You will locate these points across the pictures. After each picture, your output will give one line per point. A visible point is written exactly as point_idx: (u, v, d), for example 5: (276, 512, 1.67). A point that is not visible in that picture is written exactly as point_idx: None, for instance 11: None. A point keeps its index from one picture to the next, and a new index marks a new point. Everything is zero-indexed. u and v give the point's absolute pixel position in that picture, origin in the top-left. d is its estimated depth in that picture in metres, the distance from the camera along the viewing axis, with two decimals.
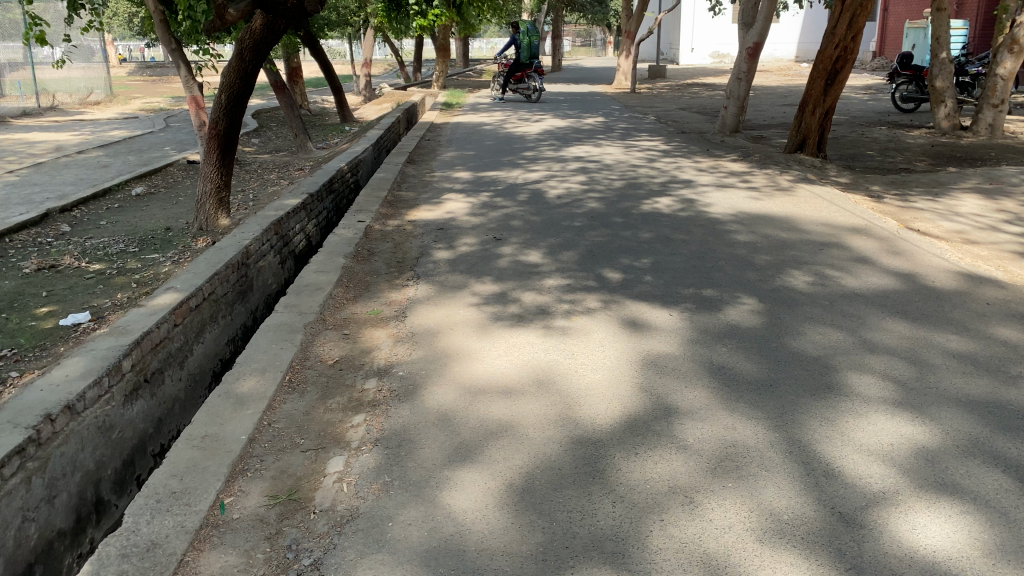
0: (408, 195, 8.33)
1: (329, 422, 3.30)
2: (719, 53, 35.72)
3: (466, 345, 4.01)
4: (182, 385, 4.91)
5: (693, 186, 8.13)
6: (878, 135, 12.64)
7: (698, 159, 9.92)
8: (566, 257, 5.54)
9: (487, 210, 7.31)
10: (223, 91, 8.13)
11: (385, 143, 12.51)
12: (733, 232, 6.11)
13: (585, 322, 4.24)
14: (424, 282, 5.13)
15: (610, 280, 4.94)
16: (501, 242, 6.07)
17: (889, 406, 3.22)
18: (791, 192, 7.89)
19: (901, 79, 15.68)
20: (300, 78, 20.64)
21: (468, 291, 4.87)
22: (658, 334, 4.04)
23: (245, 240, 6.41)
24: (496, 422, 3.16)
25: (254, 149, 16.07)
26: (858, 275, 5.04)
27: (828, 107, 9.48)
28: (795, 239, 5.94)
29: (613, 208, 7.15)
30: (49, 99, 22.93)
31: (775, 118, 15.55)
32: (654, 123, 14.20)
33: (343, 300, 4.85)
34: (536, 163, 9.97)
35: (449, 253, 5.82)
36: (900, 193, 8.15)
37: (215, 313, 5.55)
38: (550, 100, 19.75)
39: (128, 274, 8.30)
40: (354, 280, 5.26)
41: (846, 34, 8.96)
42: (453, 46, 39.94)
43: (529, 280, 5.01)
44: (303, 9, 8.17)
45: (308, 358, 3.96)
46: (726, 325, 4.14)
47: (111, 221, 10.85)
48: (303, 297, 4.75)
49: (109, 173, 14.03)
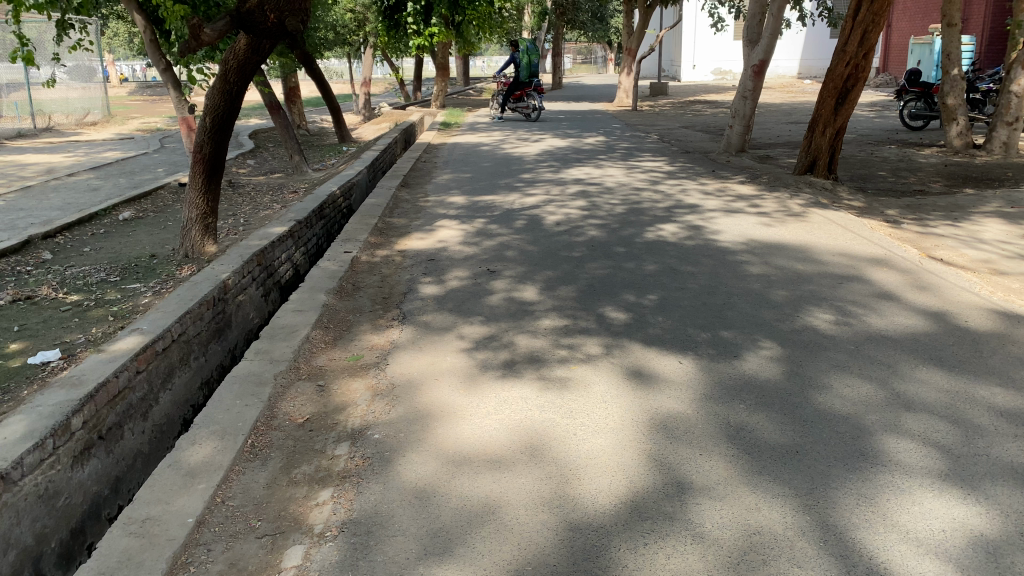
0: (399, 222, 7.94)
1: (291, 500, 2.88)
2: (721, 70, 35.47)
3: (451, 400, 3.60)
4: (146, 438, 4.50)
5: (699, 211, 7.73)
6: (888, 154, 12.25)
7: (703, 181, 9.53)
8: (564, 293, 5.13)
9: (481, 239, 6.92)
10: (207, 114, 7.72)
11: (380, 165, 12.15)
12: (743, 264, 5.71)
13: (586, 371, 3.83)
14: (409, 323, 4.73)
15: (614, 320, 4.53)
16: (495, 275, 5.66)
17: (935, 480, 2.81)
18: (803, 217, 7.48)
19: (910, 95, 15.31)
20: (298, 98, 20.35)
21: (456, 333, 4.46)
22: (665, 388, 3.64)
23: (222, 273, 6.01)
24: (482, 504, 2.76)
25: (248, 171, 15.71)
26: (884, 314, 4.63)
27: (838, 127, 9.08)
28: (810, 272, 5.53)
29: (615, 236, 6.75)
30: (44, 119, 22.56)
31: (781, 136, 15.18)
32: (657, 143, 13.84)
33: (320, 343, 4.46)
34: (534, 186, 9.59)
35: (439, 288, 5.42)
36: (918, 217, 7.74)
37: (186, 354, 5.14)
38: (551, 119, 19.44)
39: (106, 306, 7.90)
40: (335, 319, 4.85)
41: (858, 51, 8.58)
42: (454, 64, 39.81)
43: (524, 320, 4.61)
44: (284, 28, 7.75)
45: (276, 417, 3.55)
46: (742, 377, 3.74)
47: (95, 247, 10.46)
48: (276, 341, 4.35)
49: (98, 196, 13.66)
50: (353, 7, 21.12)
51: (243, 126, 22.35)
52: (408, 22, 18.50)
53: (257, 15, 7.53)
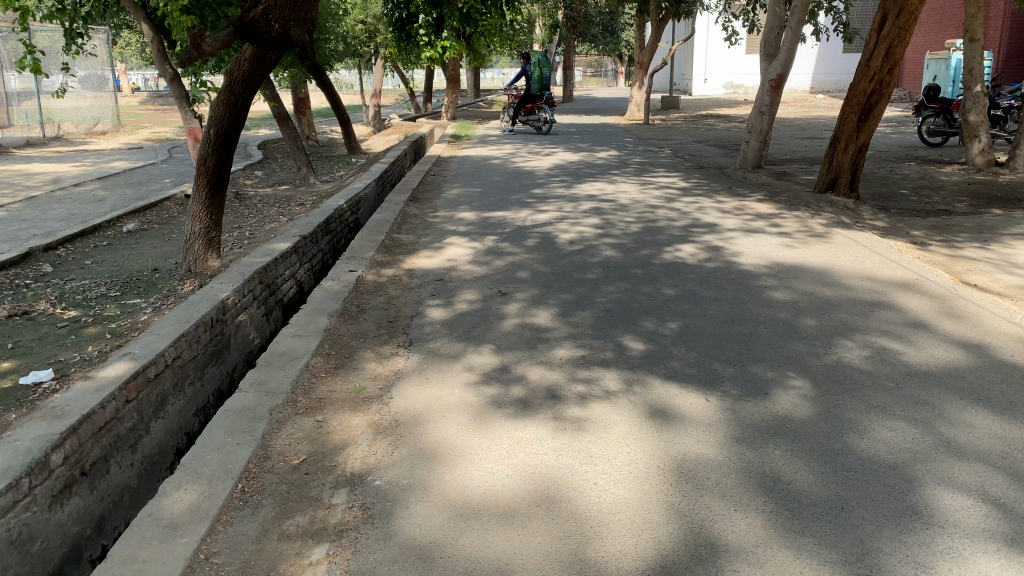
0: (407, 238, 7.69)
1: (280, 557, 2.62)
2: (733, 83, 35.27)
3: (459, 440, 3.32)
4: (135, 471, 4.24)
5: (718, 231, 7.44)
6: (909, 172, 11.94)
7: (721, 198, 9.25)
8: (580, 319, 4.84)
9: (492, 258, 6.65)
10: (211, 126, 7.49)
11: (389, 178, 11.93)
12: (768, 289, 5.42)
13: (606, 408, 3.55)
14: (416, 350, 4.45)
15: (634, 352, 4.24)
16: (507, 298, 5.38)
17: (1000, 548, 2.51)
18: (827, 238, 7.19)
19: (928, 111, 15.01)
20: (307, 109, 20.18)
21: (465, 363, 4.18)
22: (692, 428, 3.35)
23: (221, 292, 5.76)
24: (493, 568, 2.48)
25: (255, 182, 15.51)
26: (921, 345, 4.33)
27: (861, 144, 8.79)
28: (840, 297, 5.24)
29: (631, 256, 6.46)
30: (54, 128, 22.45)
31: (797, 152, 14.93)
32: (670, 158, 13.57)
33: (320, 372, 4.19)
34: (546, 202, 9.32)
35: (447, 312, 5.14)
36: (946, 239, 7.44)
37: (181, 380, 4.89)
38: (562, 132, 19.21)
39: (104, 323, 7.66)
40: (337, 345, 4.58)
41: (882, 66, 8.31)
42: (464, 75, 39.66)
43: (538, 349, 4.33)
44: (290, 39, 7.52)
45: (269, 457, 3.30)
46: (774, 416, 3.45)
47: (97, 260, 10.24)
48: (274, 369, 4.09)
49: (103, 207, 13.46)
50: (363, 18, 21.19)
51: (252, 136, 22.20)
52: (419, 34, 18.34)
53: (261, 23, 7.27)
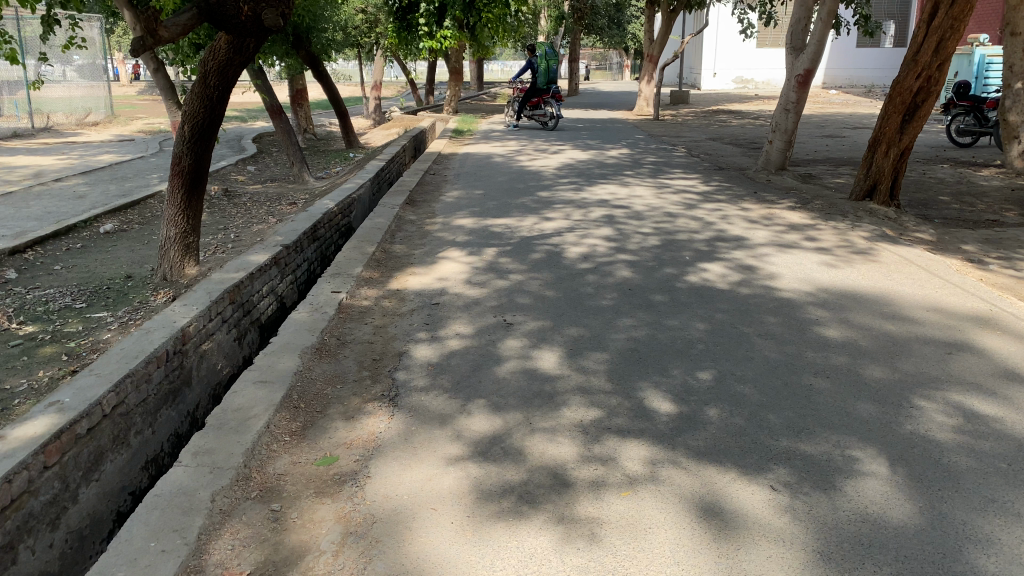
0: (399, 250, 6.88)
1: None
2: (743, 78, 34.38)
3: (452, 554, 2.52)
4: (55, 552, 3.48)
5: (748, 245, 6.63)
6: (944, 175, 11.13)
7: (746, 205, 8.45)
8: (593, 364, 4.03)
9: (492, 277, 5.86)
10: (185, 122, 6.67)
11: (386, 177, 11.13)
12: (815, 324, 4.61)
13: (640, 504, 2.76)
14: (399, 404, 3.65)
15: (660, 416, 3.42)
16: (508, 332, 4.58)
17: None
18: (871, 254, 6.36)
19: (958, 109, 14.14)
20: (305, 101, 19.33)
21: (455, 428, 3.38)
22: (757, 540, 2.55)
23: (181, 318, 4.96)
24: None
25: (247, 178, 14.73)
26: (1021, 407, 3.51)
27: (904, 147, 7.96)
28: (905, 336, 4.43)
29: (652, 278, 5.66)
30: (43, 119, 21.57)
31: (819, 152, 14.09)
32: (686, 157, 12.75)
33: (283, 436, 3.40)
34: (554, 208, 8.51)
35: (436, 350, 4.33)
36: (1005, 256, 6.61)
37: (125, 431, 4.11)
38: (569, 128, 18.38)
39: (62, 341, 6.86)
40: (307, 396, 3.79)
41: (932, 61, 7.48)
42: (467, 69, 38.76)
43: (543, 408, 3.53)
44: (259, 24, 6.30)
45: (202, 572, 2.51)
46: (862, 521, 2.66)
47: (67, 265, 9.45)
48: (225, 435, 3.29)
49: (83, 205, 12.65)
50: (363, 8, 20.49)
51: (248, 129, 21.43)
52: (420, 23, 17.50)
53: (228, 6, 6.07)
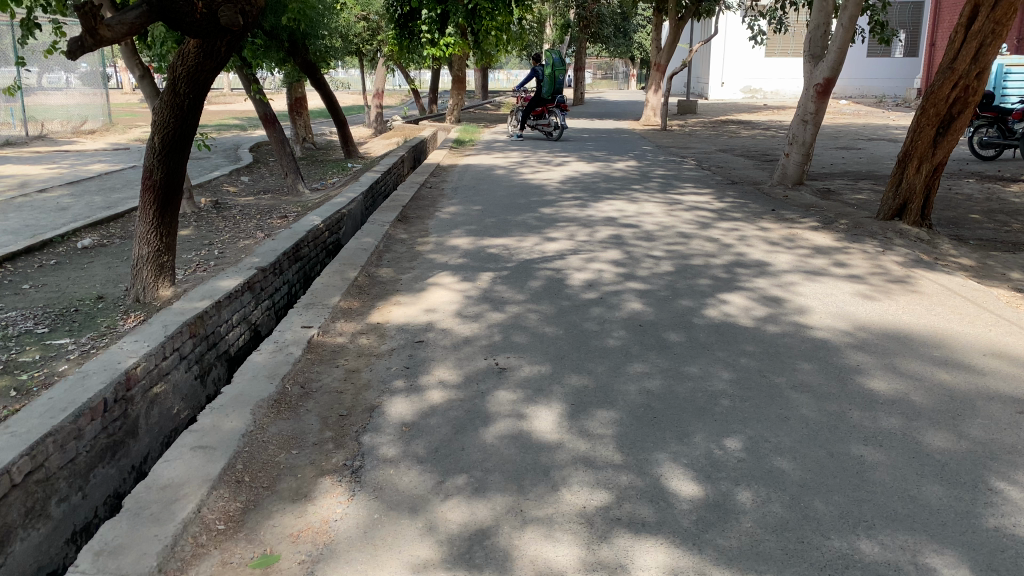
0: (384, 274, 6.24)
1: None
2: (751, 87, 33.90)
3: None
4: None
5: (771, 272, 5.98)
6: (972, 191, 10.50)
7: (765, 224, 7.83)
8: (599, 426, 3.39)
9: (486, 308, 5.22)
10: (155, 133, 6.05)
11: (381, 189, 10.50)
12: (856, 373, 3.96)
13: None
14: (364, 480, 3.01)
15: (680, 502, 2.77)
16: (500, 380, 3.95)
17: None
18: (909, 283, 5.71)
19: (981, 121, 13.53)
20: (304, 109, 18.74)
21: (427, 518, 2.73)
22: None
23: (127, 359, 4.29)
24: None
25: (239, 189, 14.11)
26: None
27: (937, 163, 7.31)
28: (965, 389, 3.77)
29: (665, 311, 5.03)
30: (36, 127, 21.00)
31: (836, 164, 13.47)
32: (696, 170, 12.12)
33: (216, 525, 2.75)
34: (557, 226, 7.88)
35: (415, 404, 3.69)
36: None
37: (44, 502, 3.44)
38: (575, 138, 17.79)
39: (14, 372, 6.22)
40: (255, 466, 3.13)
41: (970, 68, 6.86)
42: (470, 78, 38.29)
43: (536, 489, 2.88)
44: (218, 26, 5.48)
45: None
46: None
47: (37, 284, 8.81)
48: (141, 526, 2.63)
49: (64, 217, 12.04)
50: (365, 15, 19.99)
51: (245, 138, 20.83)
52: (423, 31, 16.95)
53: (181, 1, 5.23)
